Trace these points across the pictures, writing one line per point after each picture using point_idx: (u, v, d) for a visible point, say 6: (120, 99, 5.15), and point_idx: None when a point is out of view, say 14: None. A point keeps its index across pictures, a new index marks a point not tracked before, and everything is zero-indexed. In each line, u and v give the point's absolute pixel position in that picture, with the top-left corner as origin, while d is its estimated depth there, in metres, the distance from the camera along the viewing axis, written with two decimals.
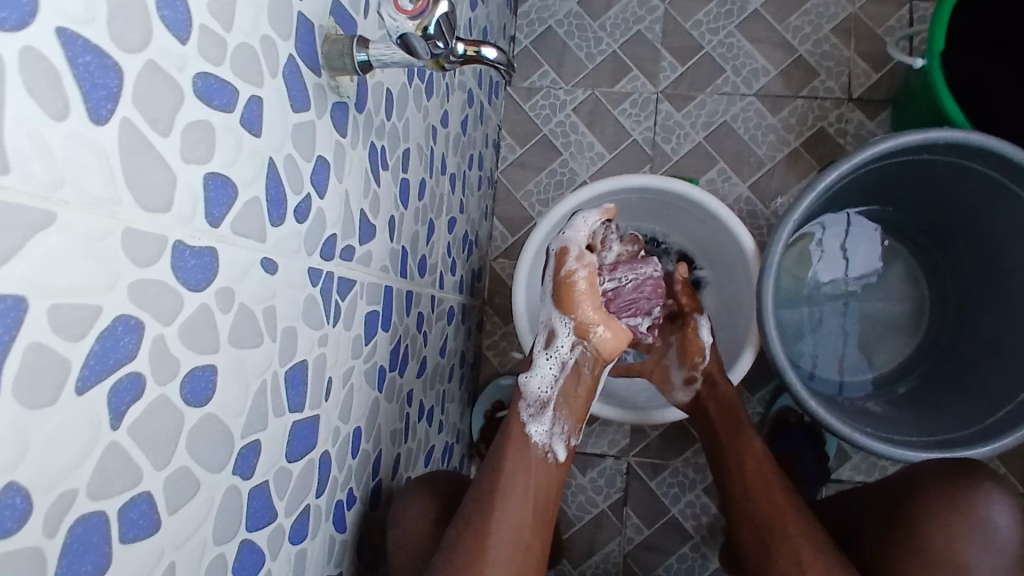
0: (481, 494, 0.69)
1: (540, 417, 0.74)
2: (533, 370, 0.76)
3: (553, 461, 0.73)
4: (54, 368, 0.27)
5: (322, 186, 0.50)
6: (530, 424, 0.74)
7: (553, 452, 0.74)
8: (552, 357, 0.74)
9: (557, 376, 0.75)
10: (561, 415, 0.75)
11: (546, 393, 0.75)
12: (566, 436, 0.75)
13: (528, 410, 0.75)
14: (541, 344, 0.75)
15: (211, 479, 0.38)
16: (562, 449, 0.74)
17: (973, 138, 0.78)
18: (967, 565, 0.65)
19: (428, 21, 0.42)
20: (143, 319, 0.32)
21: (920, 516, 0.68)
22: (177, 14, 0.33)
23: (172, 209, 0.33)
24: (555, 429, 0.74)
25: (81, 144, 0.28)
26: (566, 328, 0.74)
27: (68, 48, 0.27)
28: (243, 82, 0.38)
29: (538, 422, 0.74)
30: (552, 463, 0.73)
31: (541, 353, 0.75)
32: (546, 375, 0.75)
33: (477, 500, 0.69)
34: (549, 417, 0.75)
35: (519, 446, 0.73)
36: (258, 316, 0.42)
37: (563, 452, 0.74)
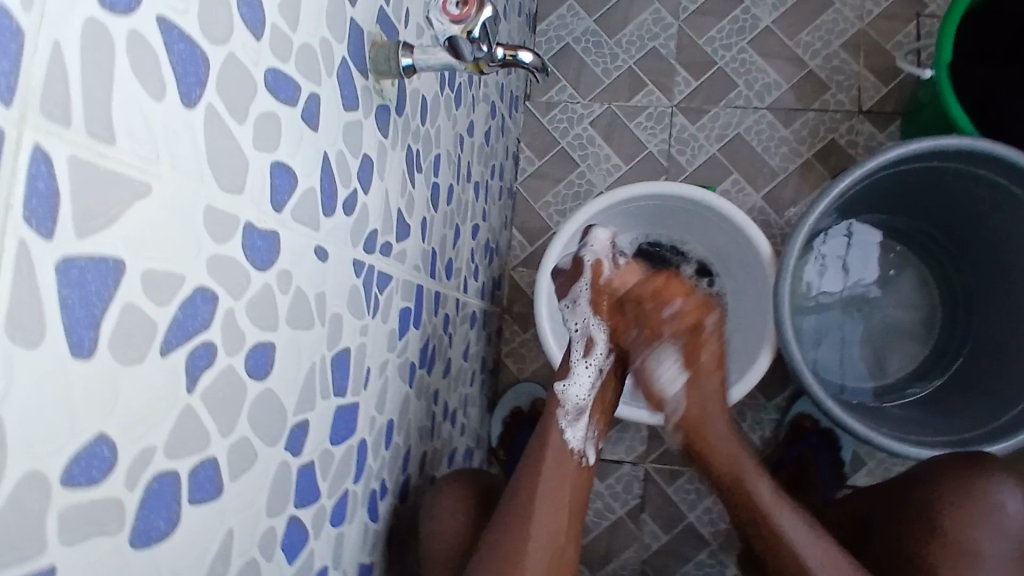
0: (516, 495, 0.71)
1: (577, 421, 0.77)
2: (570, 379, 0.80)
3: (583, 465, 0.75)
4: (143, 329, 0.30)
5: (367, 182, 0.52)
6: (566, 430, 0.76)
7: (585, 457, 0.76)
8: (590, 365, 0.81)
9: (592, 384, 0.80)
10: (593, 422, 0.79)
11: (583, 400, 0.79)
12: (594, 442, 0.78)
13: (565, 415, 0.77)
14: (580, 351, 0.82)
15: (267, 452, 0.41)
16: (593, 454, 0.77)
17: (982, 145, 0.81)
18: (980, 549, 0.66)
19: (472, 25, 0.45)
20: (217, 292, 0.34)
21: (934, 503, 0.70)
22: (253, 12, 0.35)
23: (244, 191, 0.36)
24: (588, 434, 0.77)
25: (174, 123, 0.30)
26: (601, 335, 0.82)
27: (166, 37, 0.30)
28: (304, 79, 0.41)
29: (574, 428, 0.76)
30: (582, 466, 0.75)
31: (580, 360, 0.81)
32: (584, 383, 0.80)
33: (513, 499, 0.70)
34: (584, 424, 0.78)
35: (558, 450, 0.74)
36: (311, 300, 0.44)
37: (593, 456, 0.76)
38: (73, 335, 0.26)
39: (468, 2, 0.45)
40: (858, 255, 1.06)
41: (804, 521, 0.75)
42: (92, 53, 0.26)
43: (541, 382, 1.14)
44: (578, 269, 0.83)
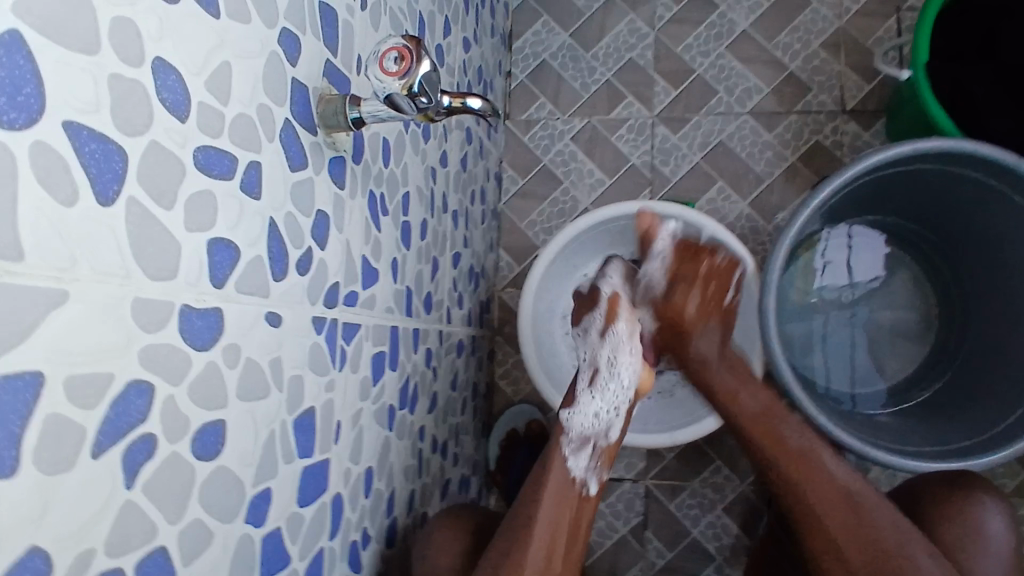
0: (514, 526, 0.69)
1: (580, 451, 0.75)
2: (576, 407, 0.77)
3: (586, 494, 0.73)
4: (72, 435, 0.30)
5: (323, 238, 0.52)
6: (569, 458, 0.74)
7: (586, 486, 0.73)
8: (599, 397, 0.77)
9: (608, 411, 0.77)
10: (599, 445, 0.76)
11: (590, 428, 0.76)
12: (598, 472, 0.75)
13: (569, 443, 0.75)
14: (586, 381, 0.78)
15: (224, 528, 0.40)
16: (594, 483, 0.74)
17: (965, 146, 0.79)
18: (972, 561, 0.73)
19: (414, 79, 0.45)
20: (153, 382, 0.34)
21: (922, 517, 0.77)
22: (176, 95, 0.35)
23: (179, 276, 0.36)
24: (595, 463, 0.75)
25: (91, 223, 0.30)
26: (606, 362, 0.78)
27: (74, 139, 0.29)
28: (242, 149, 0.41)
29: (576, 458, 0.74)
30: (585, 495, 0.72)
31: (586, 391, 0.77)
32: (593, 410, 0.76)
33: (509, 533, 0.68)
34: (587, 454, 0.75)
35: (562, 475, 0.72)
36: (265, 368, 0.44)
37: (596, 486, 0.74)
38: None
39: (405, 57, 0.45)
40: (862, 257, 1.04)
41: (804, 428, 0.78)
42: None
43: (536, 403, 1.14)
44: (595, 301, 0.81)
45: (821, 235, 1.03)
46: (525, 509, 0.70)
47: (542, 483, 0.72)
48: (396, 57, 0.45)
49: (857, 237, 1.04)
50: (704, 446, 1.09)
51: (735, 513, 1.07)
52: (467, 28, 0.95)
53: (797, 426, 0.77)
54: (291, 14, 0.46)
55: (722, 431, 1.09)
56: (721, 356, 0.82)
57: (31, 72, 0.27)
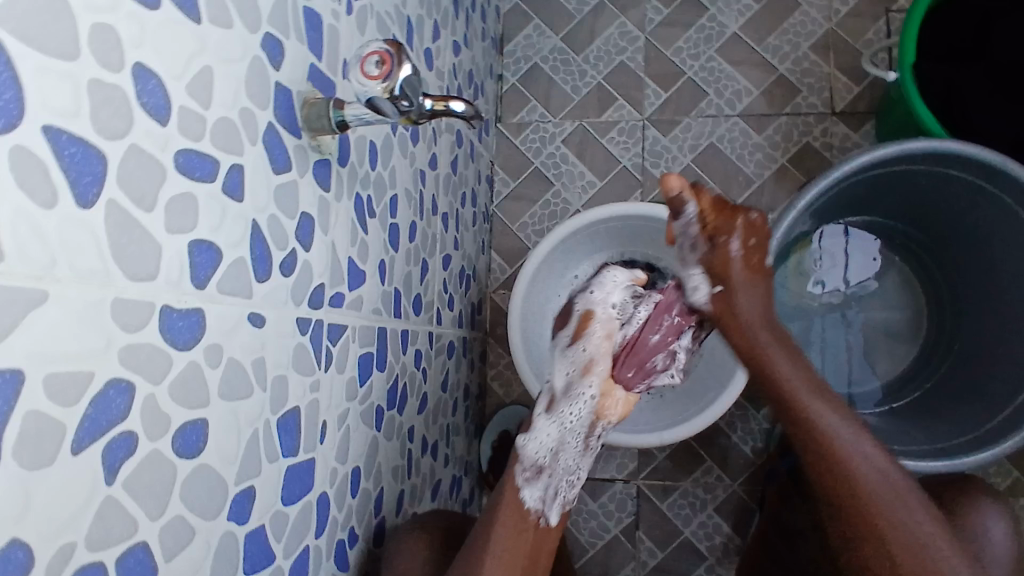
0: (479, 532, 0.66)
1: (537, 479, 0.69)
2: (532, 432, 0.71)
3: (543, 526, 0.68)
4: (51, 432, 0.30)
5: (308, 240, 0.52)
6: (523, 488, 0.68)
7: (545, 517, 0.68)
8: (555, 421, 0.71)
9: (555, 440, 0.71)
10: (558, 480, 0.71)
11: (544, 458, 0.70)
12: (559, 502, 0.70)
13: (524, 472, 0.69)
14: (542, 408, 0.72)
15: (207, 526, 0.41)
16: (555, 515, 0.69)
17: (951, 146, 0.81)
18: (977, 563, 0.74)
19: (395, 83, 0.46)
20: (133, 381, 0.35)
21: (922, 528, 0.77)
22: (156, 99, 0.36)
23: (159, 276, 0.36)
24: (555, 492, 0.70)
25: (70, 224, 0.31)
26: (569, 397, 0.71)
27: (54, 143, 0.30)
28: (224, 152, 0.42)
29: (531, 487, 0.69)
30: (542, 527, 0.68)
31: (543, 417, 0.71)
32: (547, 439, 0.71)
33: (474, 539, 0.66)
34: (545, 483, 0.70)
35: (514, 510, 0.67)
36: (248, 368, 0.44)
37: (555, 517, 0.69)
38: None
39: (387, 61, 0.46)
40: (858, 259, 1.05)
41: (838, 411, 0.71)
42: None
43: (527, 404, 1.14)
44: (567, 318, 0.77)
45: (818, 233, 1.04)
46: (479, 539, 0.65)
47: (496, 515, 0.67)
48: (377, 61, 0.46)
49: (855, 240, 1.05)
50: (696, 446, 1.10)
51: (727, 513, 1.08)
52: (457, 32, 0.95)
53: (833, 412, 0.70)
54: (274, 18, 0.46)
55: (712, 432, 1.10)
56: (761, 316, 0.72)
57: (11, 78, 0.28)
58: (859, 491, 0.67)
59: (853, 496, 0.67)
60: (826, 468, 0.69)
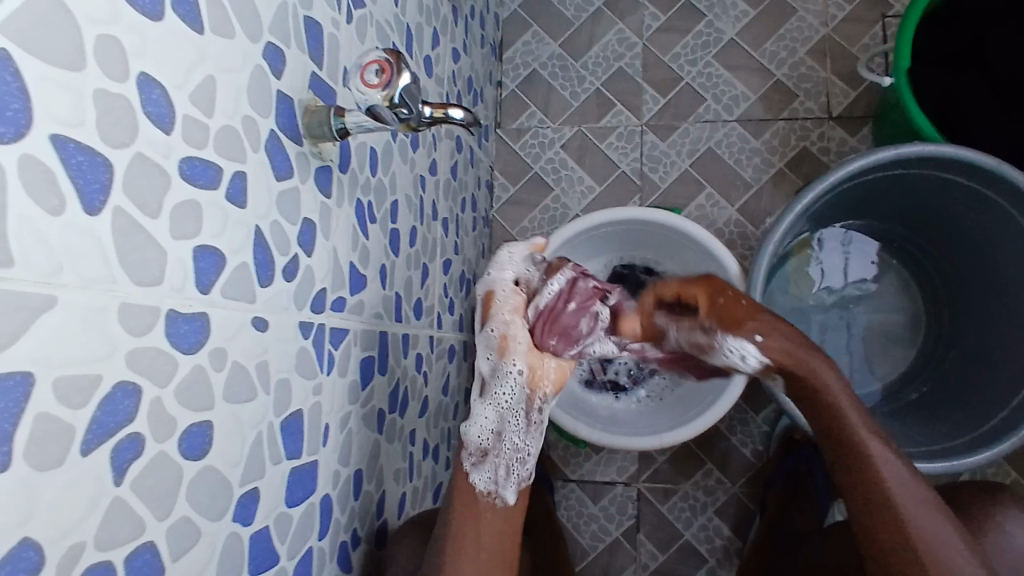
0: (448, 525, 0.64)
1: (484, 464, 0.65)
2: (470, 415, 0.66)
3: (501, 506, 0.65)
4: (59, 434, 0.31)
5: (310, 245, 0.53)
6: (471, 474, 0.65)
7: (501, 498, 0.65)
8: (489, 404, 0.65)
9: (495, 422, 0.65)
10: (509, 458, 0.66)
11: (486, 440, 0.66)
12: (513, 480, 0.66)
13: (470, 457, 0.66)
14: (476, 391, 0.66)
15: (212, 527, 0.42)
16: (512, 494, 0.66)
17: (944, 149, 0.82)
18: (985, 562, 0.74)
19: (394, 91, 0.46)
20: (140, 384, 0.36)
21: None
22: (160, 108, 0.37)
23: (164, 282, 0.37)
24: (505, 472, 0.65)
25: (77, 230, 0.32)
26: (496, 376, 0.64)
27: (62, 151, 0.31)
28: (227, 160, 0.43)
29: (480, 470, 0.65)
30: (501, 508, 0.65)
31: (478, 401, 0.65)
32: (485, 422, 0.65)
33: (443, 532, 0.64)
34: (492, 463, 0.65)
35: (465, 499, 0.64)
36: (251, 371, 0.45)
37: (511, 495, 0.65)
38: None
39: (386, 70, 0.46)
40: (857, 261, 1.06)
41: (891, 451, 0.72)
42: None
43: None
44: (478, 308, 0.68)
45: (817, 237, 1.05)
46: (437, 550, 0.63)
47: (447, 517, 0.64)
48: (377, 70, 0.47)
49: (854, 242, 1.06)
50: (696, 449, 1.10)
51: (728, 516, 1.08)
52: (456, 39, 0.97)
53: (886, 452, 0.71)
54: (276, 29, 0.47)
55: (712, 434, 1.10)
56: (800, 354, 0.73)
57: (18, 89, 0.29)
58: (912, 529, 0.67)
59: (904, 535, 0.67)
60: (877, 507, 0.69)
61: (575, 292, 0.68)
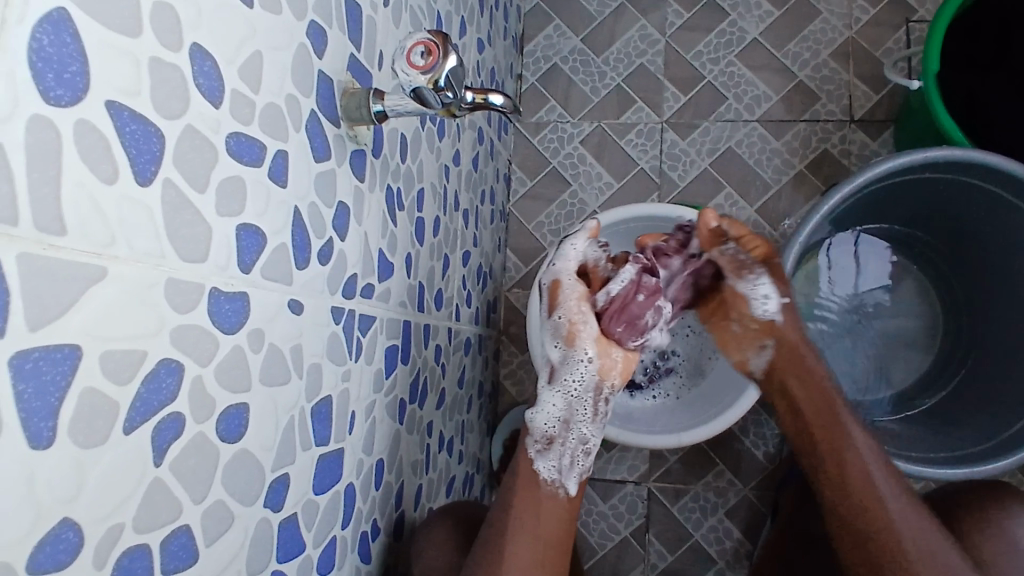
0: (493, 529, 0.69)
1: (548, 452, 0.72)
2: (537, 406, 0.72)
3: (563, 495, 0.71)
4: (105, 410, 0.30)
5: (343, 229, 0.52)
6: (537, 461, 0.72)
7: (564, 487, 0.72)
8: (558, 392, 0.71)
9: (563, 409, 0.71)
10: (573, 447, 0.72)
11: (553, 428, 0.72)
12: (576, 470, 0.72)
13: (535, 446, 0.72)
14: (545, 379, 0.72)
15: (245, 511, 0.41)
16: (574, 483, 0.72)
17: (972, 154, 0.81)
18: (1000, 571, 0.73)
19: (439, 74, 0.46)
20: (183, 363, 0.35)
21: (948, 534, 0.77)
22: (210, 81, 0.36)
23: (209, 258, 0.36)
24: (567, 462, 0.72)
25: (129, 202, 0.31)
26: (569, 365, 0.71)
27: (117, 119, 0.30)
28: (270, 138, 0.42)
29: (545, 459, 0.72)
30: (563, 498, 0.71)
31: (546, 389, 0.71)
32: (553, 409, 0.71)
33: (488, 535, 0.69)
34: (557, 454, 0.72)
35: (528, 484, 0.71)
36: (287, 355, 0.44)
37: (575, 486, 0.72)
38: (29, 428, 0.27)
39: (432, 52, 0.46)
40: (874, 264, 1.05)
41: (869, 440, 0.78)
42: (36, 147, 0.26)
43: None
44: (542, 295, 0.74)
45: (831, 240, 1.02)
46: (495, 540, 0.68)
47: (507, 511, 0.70)
48: (423, 52, 0.46)
49: (874, 246, 1.05)
50: (708, 450, 1.09)
51: (737, 518, 1.08)
52: (481, 30, 0.96)
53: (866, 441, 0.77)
54: (319, 7, 0.46)
55: (725, 435, 1.10)
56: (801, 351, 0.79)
57: (77, 51, 0.28)
58: (891, 515, 0.72)
59: (883, 519, 0.72)
60: (856, 495, 0.74)
61: (644, 284, 0.71)
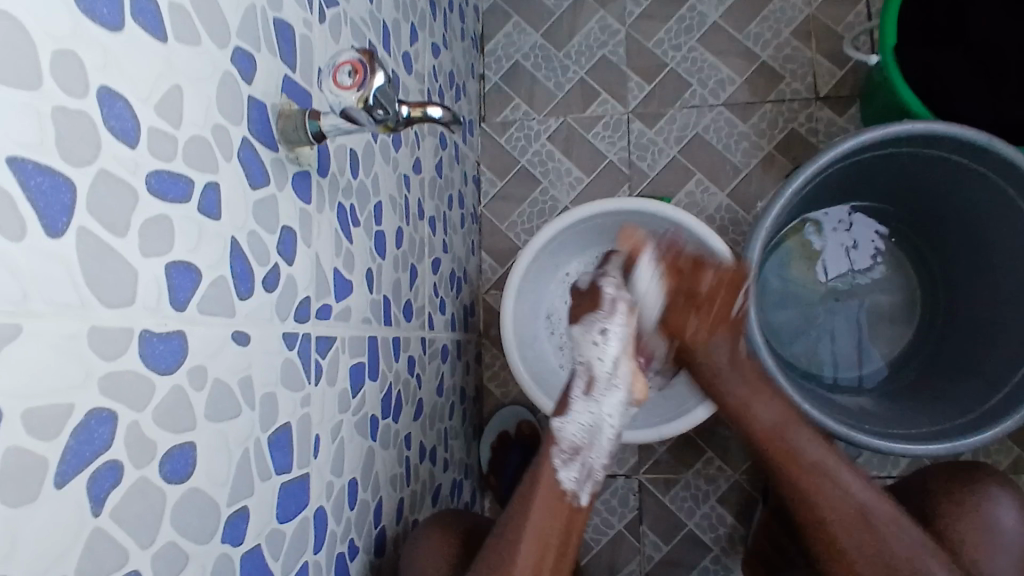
0: (503, 533, 0.68)
1: (573, 462, 0.70)
2: (566, 416, 0.71)
3: (575, 506, 0.70)
4: (32, 469, 0.30)
5: (291, 254, 0.52)
6: (560, 471, 0.69)
7: (577, 497, 0.70)
8: (592, 404, 0.70)
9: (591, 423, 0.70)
10: (595, 460, 0.71)
11: (580, 438, 0.70)
12: (591, 483, 0.71)
13: (560, 455, 0.70)
14: (580, 389, 0.71)
15: (201, 550, 0.41)
16: (587, 495, 0.70)
17: (936, 126, 0.80)
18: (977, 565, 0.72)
19: (369, 92, 0.45)
20: (116, 410, 0.34)
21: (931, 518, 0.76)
22: (125, 123, 0.35)
23: (137, 301, 0.36)
24: (588, 474, 0.70)
25: (40, 255, 0.30)
26: (605, 370, 0.70)
27: (20, 174, 0.30)
28: (198, 171, 0.41)
29: (568, 469, 0.70)
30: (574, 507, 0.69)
31: (580, 399, 0.71)
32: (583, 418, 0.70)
33: (500, 539, 0.67)
34: (582, 464, 0.70)
35: (550, 487, 0.69)
36: (235, 387, 0.44)
37: (588, 498, 0.70)
38: None
39: (359, 70, 0.45)
40: (846, 242, 1.05)
41: (813, 431, 0.77)
42: None
43: (525, 404, 1.14)
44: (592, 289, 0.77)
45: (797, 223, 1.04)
46: (506, 544, 0.67)
47: (524, 513, 0.68)
48: (349, 71, 0.45)
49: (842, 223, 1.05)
50: (695, 437, 1.10)
51: (729, 504, 1.08)
52: (435, 34, 0.95)
53: (811, 436, 0.76)
54: (244, 32, 0.46)
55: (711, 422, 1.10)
56: (732, 364, 0.79)
57: None
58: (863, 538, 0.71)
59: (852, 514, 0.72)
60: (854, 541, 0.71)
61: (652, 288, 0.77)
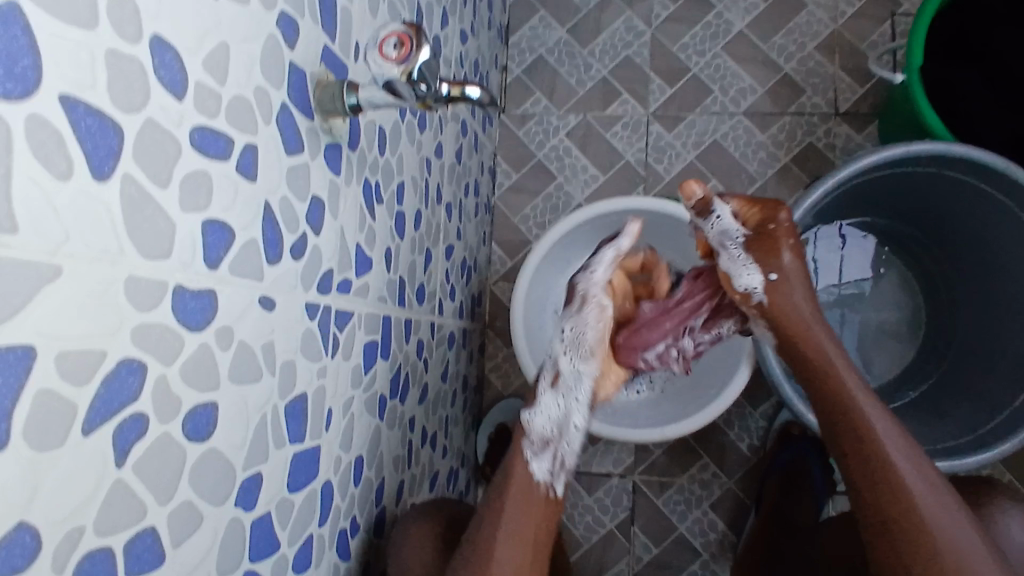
0: (478, 535, 0.67)
1: (542, 454, 0.70)
2: (535, 407, 0.72)
3: (551, 499, 0.70)
4: (62, 413, 0.30)
5: (318, 224, 0.51)
6: (530, 463, 0.69)
7: (552, 488, 0.70)
8: (560, 398, 0.71)
9: (561, 414, 0.71)
10: (565, 449, 0.71)
11: (549, 430, 0.71)
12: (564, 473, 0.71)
13: (530, 446, 0.70)
14: (547, 382, 0.71)
15: (214, 512, 0.41)
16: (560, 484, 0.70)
17: (958, 149, 0.81)
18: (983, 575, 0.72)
19: (413, 66, 0.45)
20: (145, 361, 0.34)
21: None
22: (173, 74, 0.35)
23: (172, 255, 0.35)
24: (559, 464, 0.70)
25: (85, 200, 0.30)
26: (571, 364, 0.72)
27: (70, 113, 0.29)
28: (238, 131, 0.41)
29: (539, 460, 0.70)
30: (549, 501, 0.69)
31: (548, 391, 0.71)
32: (553, 411, 0.71)
33: (476, 537, 0.67)
34: (550, 456, 0.70)
35: (521, 486, 0.68)
36: (258, 352, 0.44)
37: (561, 488, 0.71)
38: None
39: (405, 43, 0.46)
40: (855, 258, 1.05)
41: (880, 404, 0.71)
42: None
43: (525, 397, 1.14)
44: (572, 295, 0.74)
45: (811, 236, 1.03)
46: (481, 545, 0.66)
47: (497, 513, 0.67)
48: (396, 43, 0.46)
49: (851, 240, 1.05)
50: (693, 442, 1.10)
51: (722, 511, 1.08)
52: (464, 20, 0.94)
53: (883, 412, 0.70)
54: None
55: (710, 428, 1.10)
56: (810, 310, 0.74)
57: (28, 46, 0.27)
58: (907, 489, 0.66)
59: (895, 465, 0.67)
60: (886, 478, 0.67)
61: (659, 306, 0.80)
